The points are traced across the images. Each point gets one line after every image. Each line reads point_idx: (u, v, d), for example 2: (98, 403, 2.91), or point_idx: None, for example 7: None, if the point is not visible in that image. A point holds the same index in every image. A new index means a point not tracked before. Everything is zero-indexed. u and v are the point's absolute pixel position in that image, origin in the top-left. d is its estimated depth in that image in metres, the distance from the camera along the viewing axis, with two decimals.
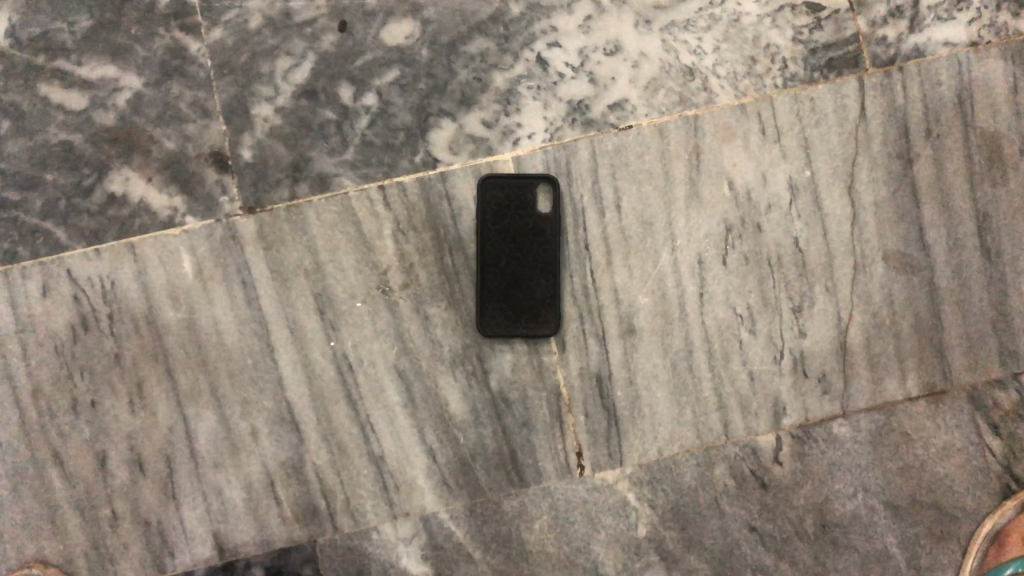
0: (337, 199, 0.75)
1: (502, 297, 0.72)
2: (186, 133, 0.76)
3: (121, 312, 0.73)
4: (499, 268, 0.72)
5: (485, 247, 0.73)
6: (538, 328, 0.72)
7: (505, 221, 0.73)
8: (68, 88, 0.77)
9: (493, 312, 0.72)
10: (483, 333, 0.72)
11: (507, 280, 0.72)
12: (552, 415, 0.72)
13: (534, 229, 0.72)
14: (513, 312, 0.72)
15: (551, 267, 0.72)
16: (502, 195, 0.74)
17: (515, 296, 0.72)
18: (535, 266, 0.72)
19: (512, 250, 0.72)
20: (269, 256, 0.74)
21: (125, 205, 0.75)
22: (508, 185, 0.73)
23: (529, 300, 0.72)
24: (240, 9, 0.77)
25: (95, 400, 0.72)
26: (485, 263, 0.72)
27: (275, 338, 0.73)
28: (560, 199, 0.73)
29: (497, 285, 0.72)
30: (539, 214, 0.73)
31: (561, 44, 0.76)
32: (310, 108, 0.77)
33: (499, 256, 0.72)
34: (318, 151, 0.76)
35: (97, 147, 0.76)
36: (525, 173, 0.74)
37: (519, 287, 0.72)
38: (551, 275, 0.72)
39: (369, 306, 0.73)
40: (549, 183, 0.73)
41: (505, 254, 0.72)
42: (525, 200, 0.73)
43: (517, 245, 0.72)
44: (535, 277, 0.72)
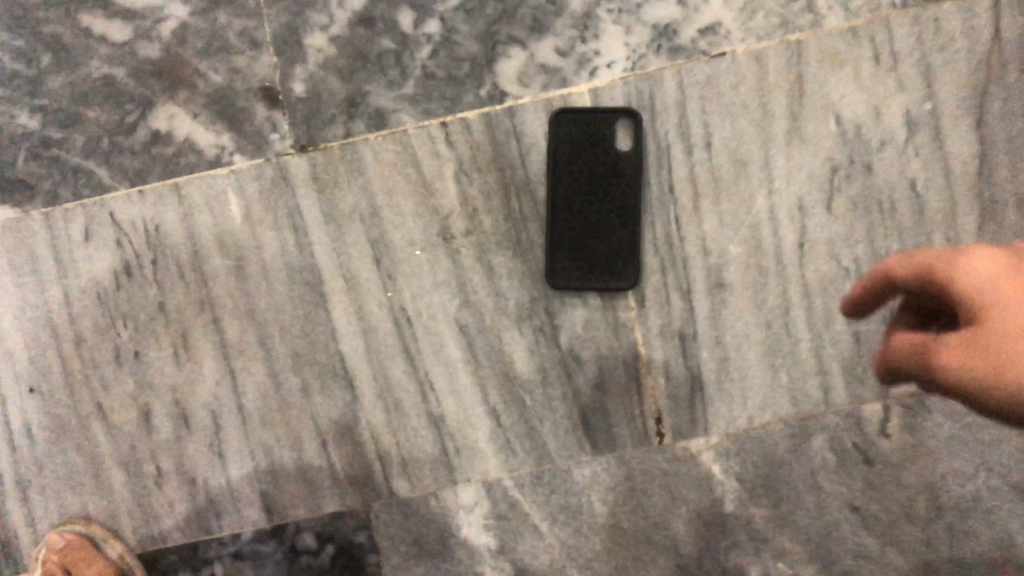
0: (395, 136, 0.69)
1: (577, 246, 0.65)
2: (235, 66, 0.71)
3: (166, 258, 0.68)
4: (573, 213, 0.66)
5: (557, 189, 0.66)
6: (616, 279, 0.65)
7: (580, 161, 0.66)
8: (111, 19, 0.72)
9: (566, 262, 0.65)
10: (554, 285, 0.65)
11: (582, 226, 0.66)
12: (629, 377, 0.65)
13: (613, 170, 0.66)
14: (588, 262, 0.65)
15: (631, 212, 0.65)
16: (576, 132, 0.67)
17: (590, 244, 0.65)
18: (613, 210, 0.66)
19: (588, 193, 0.66)
20: (322, 198, 0.68)
21: (170, 143, 0.70)
22: (583, 122, 0.67)
23: (606, 249, 0.65)
24: None
25: (138, 351, 0.67)
26: (557, 208, 0.66)
27: (328, 287, 0.67)
28: (642, 137, 0.66)
29: (571, 231, 0.66)
30: (618, 153, 0.66)
31: None
32: (366, 38, 0.70)
33: (574, 200, 0.66)
34: (374, 85, 0.69)
35: (141, 81, 0.71)
36: (603, 108, 0.67)
37: (596, 234, 0.65)
38: (631, 221, 0.65)
39: (429, 254, 0.67)
40: (630, 119, 0.66)
41: (580, 197, 0.66)
42: (602, 138, 0.66)
43: (594, 187, 0.66)
44: (614, 224, 0.65)
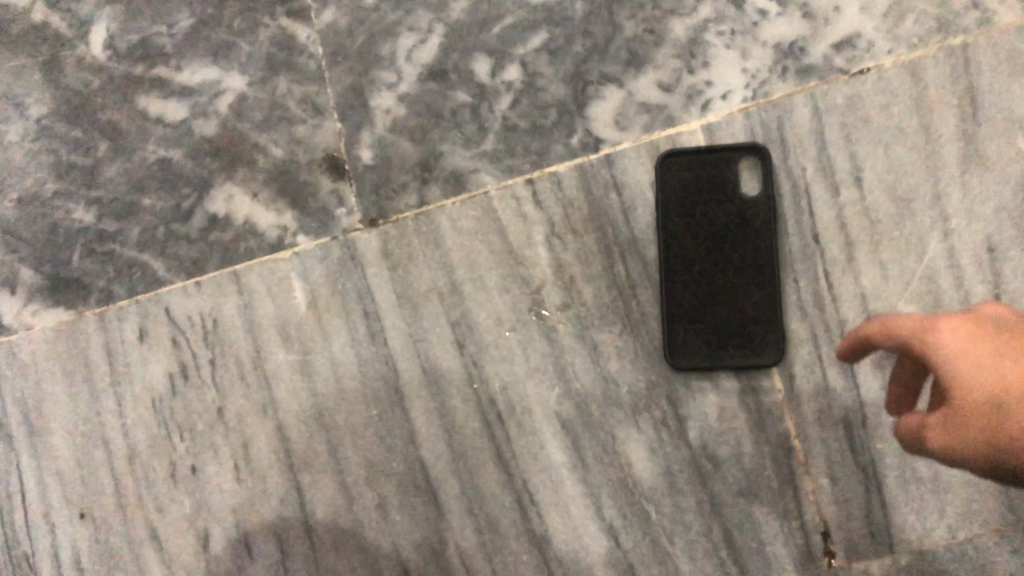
0: (474, 200, 0.59)
1: (702, 315, 0.54)
2: (296, 136, 0.63)
3: (225, 356, 0.60)
4: (694, 275, 0.54)
5: (672, 247, 0.55)
6: (756, 355, 0.53)
7: (696, 210, 0.55)
8: (168, 98, 0.66)
9: (690, 336, 0.54)
10: (679, 365, 0.54)
11: (708, 290, 0.54)
12: (782, 480, 0.53)
13: (739, 219, 0.54)
14: (718, 335, 0.54)
15: (767, 269, 0.54)
16: (689, 175, 0.56)
17: (720, 313, 0.54)
18: (745, 267, 0.54)
19: (710, 249, 0.55)
20: (395, 277, 0.59)
21: (229, 227, 0.63)
22: (698, 164, 0.56)
23: (739, 317, 0.54)
24: None
25: (196, 466, 0.59)
26: (673, 270, 0.55)
27: (405, 381, 0.57)
28: (771, 175, 0.55)
29: (694, 297, 0.54)
30: (743, 198, 0.55)
31: None
32: (439, 92, 0.61)
33: (693, 258, 0.55)
34: (449, 144, 0.60)
35: (198, 162, 0.65)
36: (721, 145, 0.56)
37: (725, 300, 0.54)
38: (768, 281, 0.54)
39: (520, 335, 0.57)
40: (754, 155, 0.55)
41: (701, 254, 0.55)
42: (724, 182, 0.55)
43: (717, 242, 0.55)
44: (746, 285, 0.54)
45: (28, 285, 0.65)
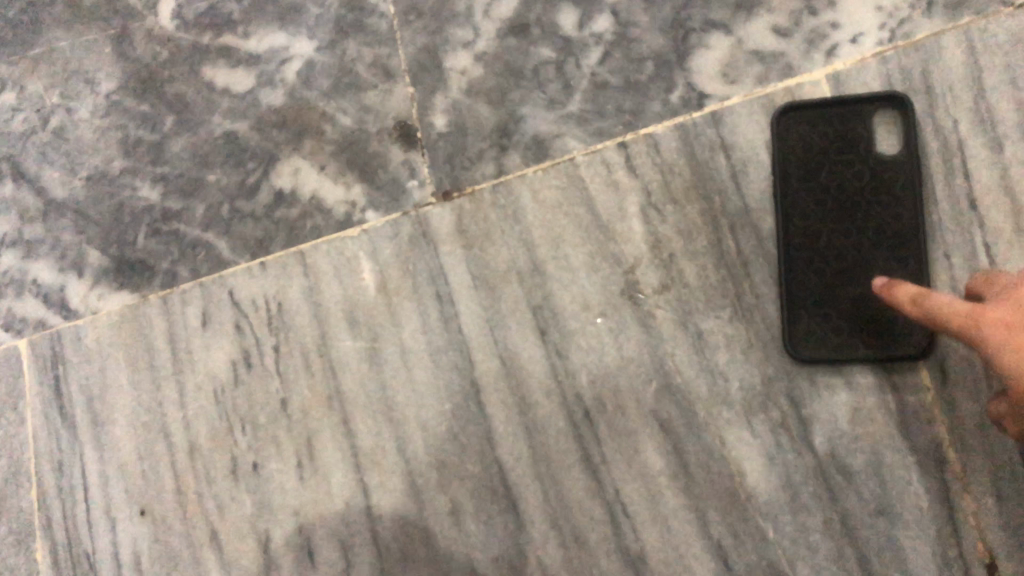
0: (560, 168, 0.52)
1: (829, 297, 0.46)
2: (365, 103, 0.58)
3: (289, 343, 0.55)
4: (819, 250, 0.47)
5: (792, 216, 0.47)
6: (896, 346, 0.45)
7: (821, 172, 0.47)
8: (234, 68, 0.62)
9: (814, 322, 0.46)
10: (801, 357, 0.46)
11: (838, 267, 0.46)
12: (933, 500, 0.44)
13: (874, 183, 0.46)
14: (847, 321, 0.46)
15: (910, 244, 0.45)
16: (813, 131, 0.48)
17: (851, 295, 0.46)
18: (883, 239, 0.46)
19: (839, 219, 0.47)
20: (471, 257, 0.53)
21: (294, 204, 0.58)
22: (823, 119, 0.48)
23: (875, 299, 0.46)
24: None
25: (258, 463, 0.54)
26: (793, 244, 0.47)
27: (480, 372, 0.51)
28: (915, 129, 0.46)
29: (818, 276, 0.46)
30: (879, 158, 0.46)
31: None
32: (520, 48, 0.55)
33: (818, 230, 0.47)
34: (531, 106, 0.54)
35: (264, 134, 0.60)
36: (851, 95, 0.47)
37: (858, 279, 0.46)
38: (912, 254, 0.45)
39: (611, 321, 0.50)
40: (894, 107, 0.47)
41: (828, 225, 0.47)
42: (856, 139, 0.47)
43: (846, 210, 0.46)
44: (884, 263, 0.46)
45: (93, 268, 0.62)
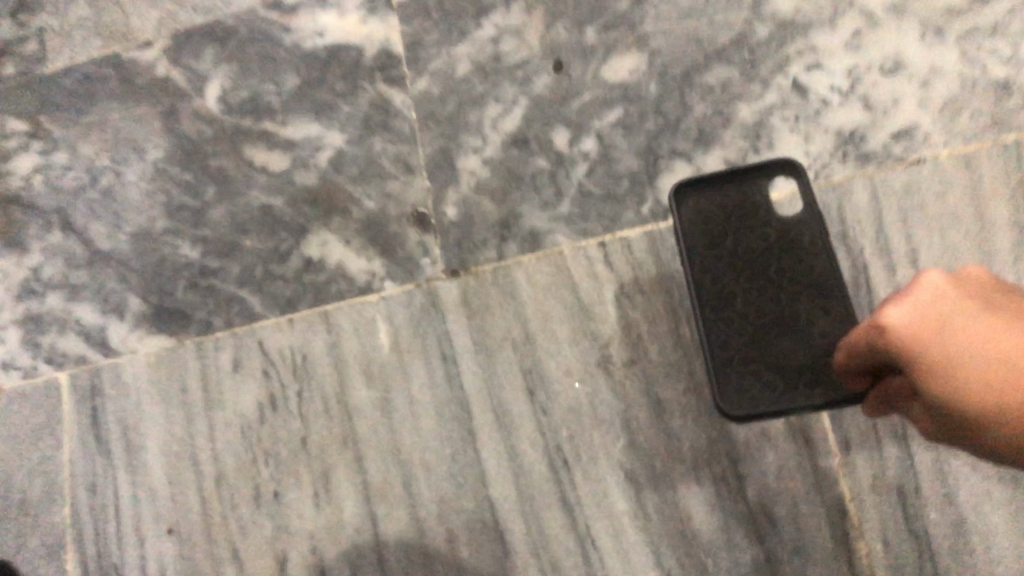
0: (550, 258, 0.64)
1: (750, 345, 0.55)
2: (388, 191, 0.69)
3: (311, 390, 0.65)
4: (735, 293, 0.56)
5: (706, 274, 0.57)
6: (828, 392, 0.53)
7: (726, 239, 0.57)
8: (271, 150, 0.73)
9: (741, 372, 0.54)
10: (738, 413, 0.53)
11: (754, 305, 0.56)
12: (837, 542, 0.56)
13: (777, 243, 0.57)
14: (769, 370, 0.54)
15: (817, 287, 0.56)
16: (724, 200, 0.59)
17: (765, 325, 0.55)
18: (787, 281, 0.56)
19: (749, 277, 0.56)
20: (473, 326, 0.64)
21: (322, 270, 0.68)
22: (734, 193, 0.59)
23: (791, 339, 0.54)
24: (448, 55, 0.71)
25: (279, 492, 0.63)
26: (711, 302, 0.56)
27: (478, 422, 0.62)
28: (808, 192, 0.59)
29: (734, 326, 0.55)
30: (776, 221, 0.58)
31: (824, 66, 0.63)
32: (521, 158, 0.67)
33: (732, 288, 0.56)
34: (529, 206, 0.66)
35: (297, 209, 0.71)
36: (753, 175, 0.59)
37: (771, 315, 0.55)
38: (811, 293, 0.55)
39: (588, 386, 0.61)
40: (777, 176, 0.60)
41: (742, 272, 0.57)
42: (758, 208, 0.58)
43: (754, 268, 0.57)
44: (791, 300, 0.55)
45: (134, 314, 0.72)
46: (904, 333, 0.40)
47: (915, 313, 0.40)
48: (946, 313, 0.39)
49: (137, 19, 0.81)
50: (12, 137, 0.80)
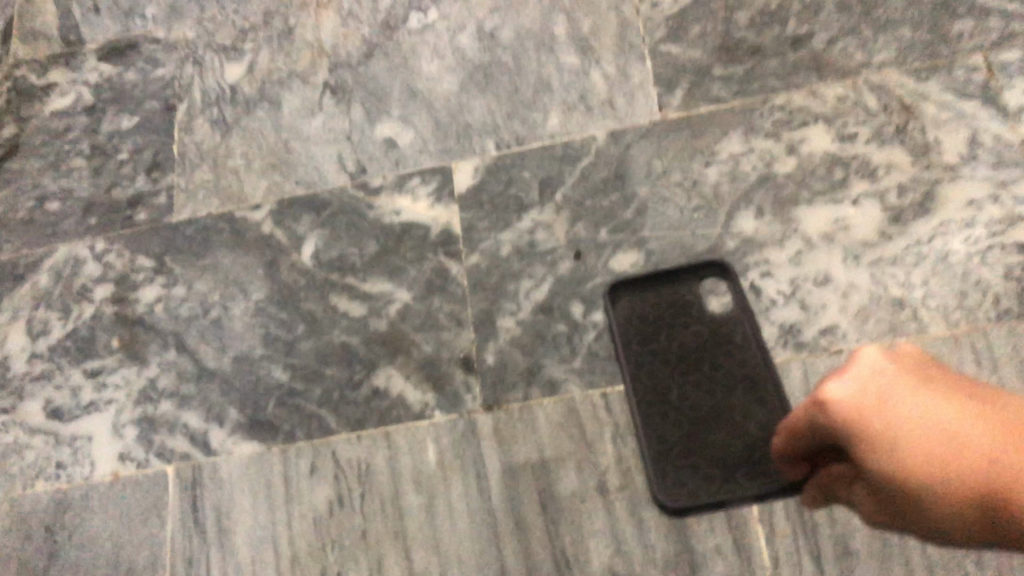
0: (563, 402, 0.84)
1: (676, 433, 0.79)
2: (441, 339, 0.90)
3: (372, 492, 0.84)
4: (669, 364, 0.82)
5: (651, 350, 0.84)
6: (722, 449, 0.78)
7: (659, 346, 0.84)
8: (352, 299, 0.94)
9: (670, 460, 0.79)
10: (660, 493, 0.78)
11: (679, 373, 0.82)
12: None
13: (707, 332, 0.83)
14: (690, 458, 0.78)
15: (737, 395, 0.80)
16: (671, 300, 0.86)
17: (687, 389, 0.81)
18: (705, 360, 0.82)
19: (679, 373, 0.82)
20: (502, 450, 0.84)
21: (385, 397, 0.89)
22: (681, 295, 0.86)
23: (707, 431, 0.79)
24: (495, 239, 0.94)
25: (341, 572, 0.82)
26: (647, 398, 0.82)
27: (501, 527, 0.81)
28: (738, 309, 0.83)
29: (663, 417, 0.81)
30: (703, 332, 0.83)
31: (773, 274, 0.85)
32: (546, 322, 0.88)
33: (667, 364, 0.83)
34: (549, 360, 0.87)
35: (370, 347, 0.91)
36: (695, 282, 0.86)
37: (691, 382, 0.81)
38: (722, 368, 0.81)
39: (587, 504, 0.80)
40: (709, 282, 0.85)
41: (676, 350, 0.83)
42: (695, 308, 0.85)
43: (680, 369, 0.82)
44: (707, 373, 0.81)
45: (232, 421, 0.91)
46: (841, 405, 0.54)
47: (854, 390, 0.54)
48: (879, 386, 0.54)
49: (248, 186, 1.02)
50: (141, 271, 1.01)
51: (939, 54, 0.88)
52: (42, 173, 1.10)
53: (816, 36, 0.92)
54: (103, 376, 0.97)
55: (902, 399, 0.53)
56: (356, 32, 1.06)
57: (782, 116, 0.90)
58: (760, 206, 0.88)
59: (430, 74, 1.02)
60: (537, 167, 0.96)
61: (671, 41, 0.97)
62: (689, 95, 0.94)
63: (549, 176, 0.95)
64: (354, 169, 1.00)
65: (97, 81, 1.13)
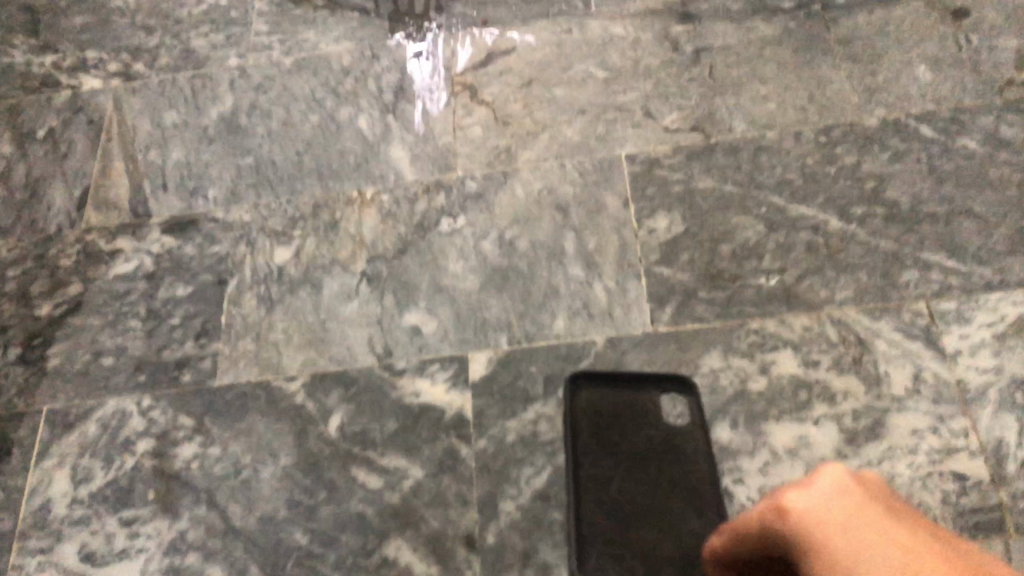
0: None
1: (608, 521, 0.93)
2: (448, 516, 1.01)
3: None
4: (618, 457, 0.97)
5: (604, 441, 0.98)
6: (647, 540, 0.92)
7: (605, 440, 0.98)
8: (370, 471, 1.06)
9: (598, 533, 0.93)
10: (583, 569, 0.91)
11: (624, 468, 0.97)
12: None
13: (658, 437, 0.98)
14: (616, 547, 0.92)
15: (667, 500, 0.94)
16: (627, 401, 1.01)
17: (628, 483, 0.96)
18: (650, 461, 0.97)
19: (624, 467, 0.97)
20: None
21: (395, 567, 0.99)
22: (638, 401, 1.01)
23: (635, 525, 0.93)
24: (502, 426, 1.06)
25: None
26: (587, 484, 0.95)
27: None
28: (682, 425, 0.99)
29: (598, 505, 0.94)
30: (654, 436, 0.98)
31: (744, 481, 0.97)
32: (543, 508, 1.00)
33: (615, 456, 0.97)
34: (543, 544, 0.99)
35: (383, 518, 1.02)
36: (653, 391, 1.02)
37: (633, 478, 0.96)
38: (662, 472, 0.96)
39: None
40: (669, 395, 1.01)
41: (625, 446, 0.98)
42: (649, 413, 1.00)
43: (622, 467, 0.97)
44: (650, 472, 0.96)
45: None
46: (795, 513, 0.60)
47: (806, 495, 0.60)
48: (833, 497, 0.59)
49: (285, 359, 1.16)
50: (180, 429, 1.13)
51: (889, 297, 1.04)
52: (100, 330, 1.23)
53: (787, 271, 1.08)
54: (135, 526, 1.07)
55: (851, 520, 0.57)
56: (393, 229, 1.22)
57: (756, 338, 1.05)
58: (734, 418, 1.00)
59: (455, 272, 1.18)
60: (543, 364, 1.09)
61: (663, 264, 1.12)
62: (677, 314, 1.09)
63: (553, 373, 1.08)
64: (381, 351, 1.14)
65: (159, 250, 1.28)
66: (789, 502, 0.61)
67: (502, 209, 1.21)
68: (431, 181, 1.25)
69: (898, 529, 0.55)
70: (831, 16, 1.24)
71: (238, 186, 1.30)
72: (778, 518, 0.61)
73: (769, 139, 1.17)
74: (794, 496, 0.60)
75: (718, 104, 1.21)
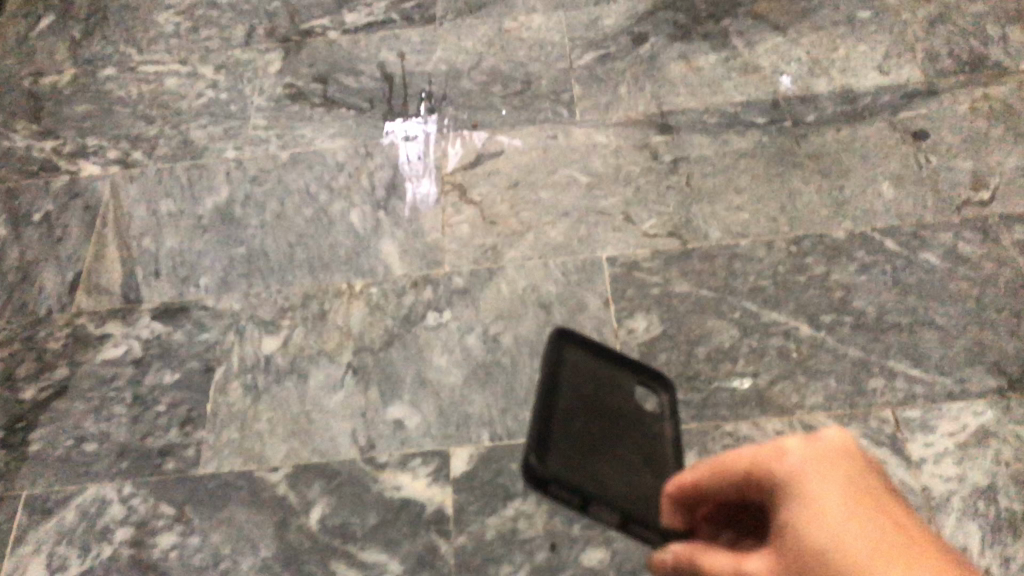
0: None
1: (569, 451, 0.84)
2: None
3: None
4: (589, 405, 0.90)
5: (577, 389, 0.92)
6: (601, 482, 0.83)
7: (587, 388, 0.93)
8: (349, 565, 1.07)
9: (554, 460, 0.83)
10: (543, 470, 0.82)
11: (591, 418, 0.89)
12: None
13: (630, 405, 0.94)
14: (568, 478, 0.82)
15: (631, 454, 0.88)
16: (608, 364, 0.97)
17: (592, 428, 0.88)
18: (619, 421, 0.91)
19: (591, 415, 0.89)
20: None
21: None
22: (618, 367, 0.98)
23: (599, 450, 0.86)
24: (481, 522, 1.08)
25: None
26: (554, 418, 0.87)
27: None
28: (654, 408, 0.97)
29: (565, 424, 0.87)
30: (627, 403, 0.94)
31: None
32: None
33: (584, 405, 0.90)
34: None
35: None
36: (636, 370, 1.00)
37: (599, 428, 0.88)
38: (629, 434, 0.90)
39: None
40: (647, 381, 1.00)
41: (599, 400, 0.92)
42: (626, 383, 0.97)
43: (600, 397, 0.92)
44: (617, 430, 0.90)
45: None
46: (791, 464, 0.64)
47: (808, 453, 0.64)
48: (830, 461, 0.64)
49: (269, 448, 1.17)
50: (161, 517, 1.13)
51: (857, 403, 1.09)
52: (84, 415, 1.24)
53: (760, 375, 1.12)
54: None
55: (841, 488, 0.62)
56: (380, 322, 1.26)
57: (731, 441, 1.07)
58: None
59: (439, 366, 1.21)
60: None
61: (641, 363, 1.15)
62: None
63: None
64: (365, 443, 1.16)
65: (148, 336, 1.30)
66: (784, 450, 0.65)
67: (487, 305, 1.25)
68: (419, 276, 1.29)
69: (881, 507, 0.61)
70: (801, 131, 1.32)
71: (230, 275, 1.33)
72: (770, 467, 0.65)
73: (743, 247, 1.23)
74: (792, 451, 0.65)
75: (695, 212, 1.27)
